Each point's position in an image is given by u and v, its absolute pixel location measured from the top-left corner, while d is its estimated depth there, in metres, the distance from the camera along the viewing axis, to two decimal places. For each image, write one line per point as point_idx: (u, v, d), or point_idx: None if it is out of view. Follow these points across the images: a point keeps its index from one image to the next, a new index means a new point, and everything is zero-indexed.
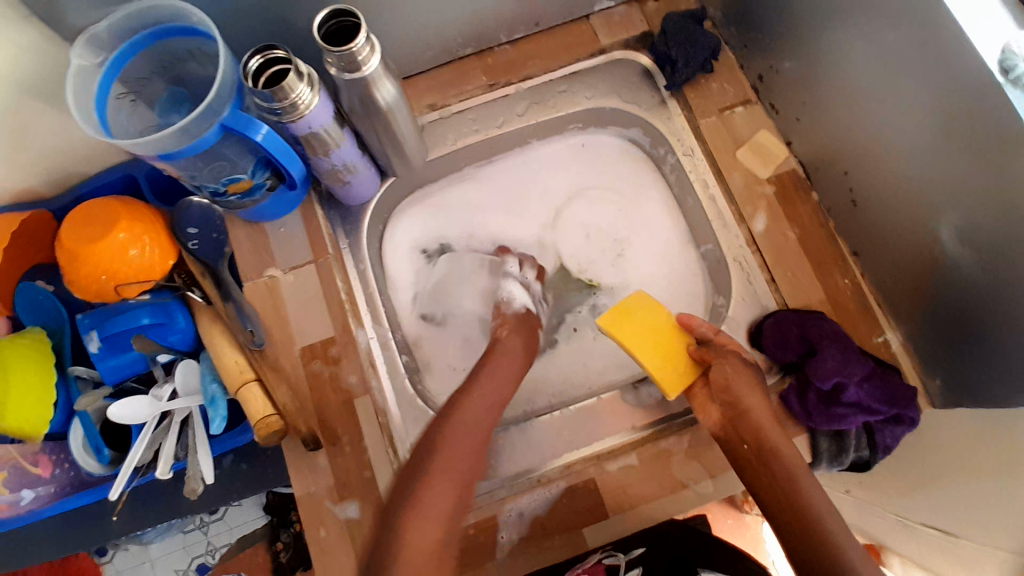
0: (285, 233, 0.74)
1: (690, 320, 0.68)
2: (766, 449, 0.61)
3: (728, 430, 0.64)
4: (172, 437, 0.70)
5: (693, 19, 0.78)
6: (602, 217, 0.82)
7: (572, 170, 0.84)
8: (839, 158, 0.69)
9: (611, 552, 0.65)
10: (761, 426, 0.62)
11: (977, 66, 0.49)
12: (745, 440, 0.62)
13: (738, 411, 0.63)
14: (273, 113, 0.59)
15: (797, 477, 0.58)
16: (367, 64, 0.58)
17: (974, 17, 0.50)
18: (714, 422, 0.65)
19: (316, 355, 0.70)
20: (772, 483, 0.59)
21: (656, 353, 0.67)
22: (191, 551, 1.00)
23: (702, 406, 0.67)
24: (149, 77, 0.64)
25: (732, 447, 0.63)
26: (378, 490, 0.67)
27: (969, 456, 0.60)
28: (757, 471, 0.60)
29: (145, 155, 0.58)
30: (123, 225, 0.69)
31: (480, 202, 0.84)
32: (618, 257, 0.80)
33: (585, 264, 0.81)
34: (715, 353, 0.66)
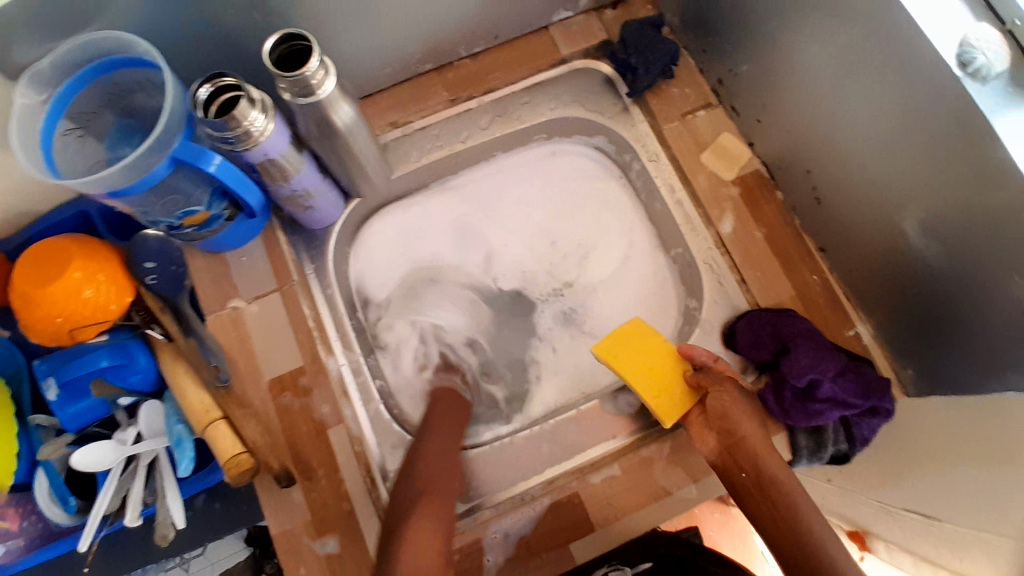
0: (246, 262, 0.72)
1: (689, 348, 0.67)
2: (765, 477, 0.59)
3: (726, 459, 0.62)
4: (137, 484, 0.67)
5: (651, 26, 0.78)
6: (571, 224, 0.81)
7: (537, 181, 0.83)
8: (802, 156, 0.70)
9: (617, 566, 0.65)
10: (758, 453, 0.60)
11: (936, 61, 0.50)
12: (744, 469, 0.61)
13: (732, 438, 0.62)
14: (225, 142, 0.57)
15: (781, 482, 0.58)
16: (322, 87, 0.57)
17: (931, 14, 0.50)
18: (711, 451, 0.64)
19: (287, 387, 0.68)
20: (761, 501, 0.59)
21: (651, 382, 0.65)
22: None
23: (700, 433, 0.65)
24: (97, 110, 0.62)
25: (731, 476, 0.62)
26: (358, 522, 0.65)
27: (946, 446, 0.60)
28: (758, 500, 0.59)
29: (93, 193, 0.55)
30: (78, 265, 0.67)
31: (445, 218, 0.82)
32: (589, 263, 0.80)
33: (557, 274, 0.80)
34: (713, 379, 0.64)
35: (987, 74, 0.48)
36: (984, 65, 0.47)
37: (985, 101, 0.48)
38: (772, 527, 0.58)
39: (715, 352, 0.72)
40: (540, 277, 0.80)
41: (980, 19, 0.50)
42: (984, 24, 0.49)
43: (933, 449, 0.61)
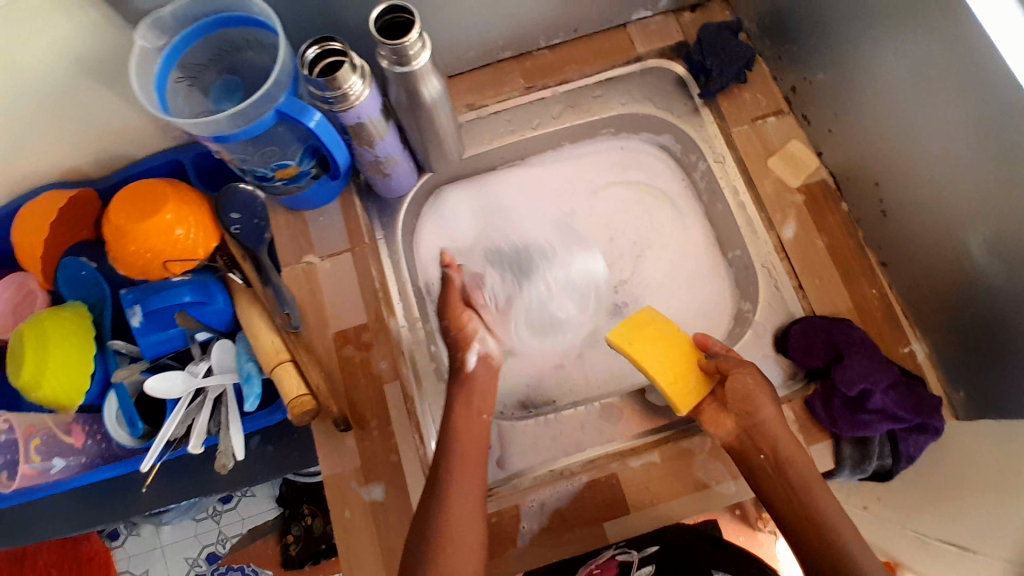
0: (323, 221, 0.77)
1: (705, 339, 0.68)
2: (784, 458, 0.61)
3: (744, 439, 0.63)
4: (202, 415, 0.72)
5: (728, 30, 0.79)
6: (625, 223, 0.83)
7: (597, 176, 0.85)
8: (872, 168, 0.70)
9: (624, 549, 0.68)
10: (778, 436, 0.62)
11: (1008, 78, 0.51)
12: (762, 449, 0.62)
13: (751, 420, 0.63)
14: (325, 102, 0.61)
15: (810, 484, 0.60)
16: (417, 59, 0.61)
17: (1009, 33, 0.51)
18: (727, 433, 0.64)
19: (349, 340, 0.72)
20: (776, 483, 0.60)
21: (665, 370, 0.66)
22: (203, 539, 1.16)
23: (713, 419, 0.66)
24: (205, 65, 0.66)
25: (748, 458, 0.63)
26: (403, 475, 0.68)
27: (994, 468, 0.60)
28: (772, 479, 0.61)
29: (200, 136, 0.60)
30: (171, 207, 0.72)
31: (506, 206, 0.85)
32: (637, 263, 0.82)
33: (607, 271, 0.81)
34: (732, 363, 0.65)
35: None
36: None
37: None
38: (797, 519, 0.58)
39: (764, 353, 0.73)
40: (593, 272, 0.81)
41: None
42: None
43: (978, 472, 0.61)
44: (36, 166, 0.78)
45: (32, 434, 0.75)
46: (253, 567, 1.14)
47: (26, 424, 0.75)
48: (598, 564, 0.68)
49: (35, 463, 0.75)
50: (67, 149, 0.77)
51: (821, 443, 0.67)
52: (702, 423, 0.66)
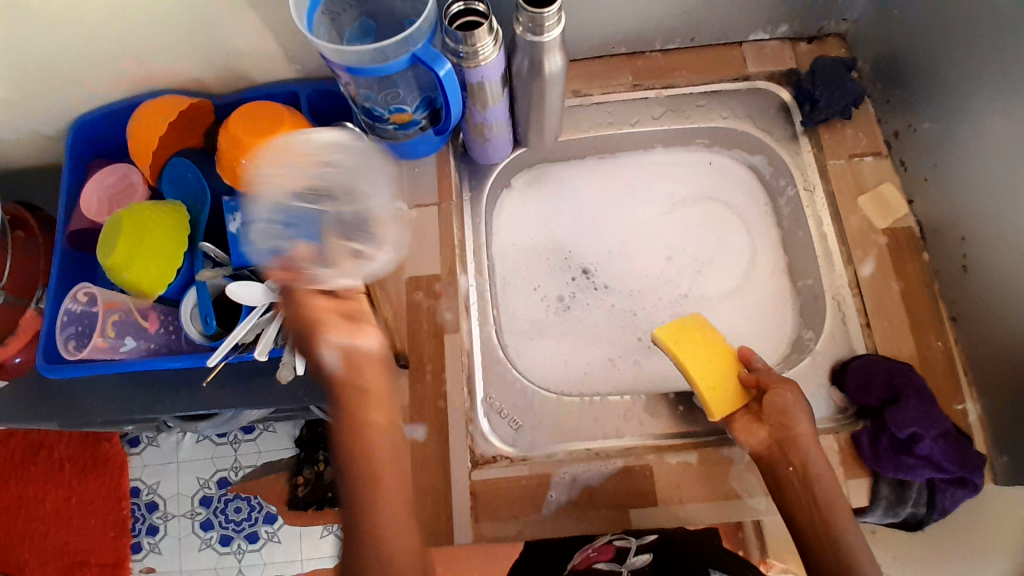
0: (418, 172, 0.80)
1: (750, 354, 0.70)
2: (812, 475, 0.62)
3: (774, 451, 0.64)
4: (273, 326, 0.77)
5: (843, 66, 0.80)
6: (689, 238, 0.85)
7: (665, 191, 0.87)
8: (959, 224, 0.71)
9: (623, 535, 0.66)
10: (810, 455, 0.63)
11: None
12: (791, 463, 0.63)
13: (786, 433, 0.64)
14: (455, 54, 0.65)
15: (834, 505, 0.61)
16: (549, 31, 0.64)
17: None
18: (759, 443, 0.65)
19: (420, 287, 0.76)
20: (801, 496, 0.61)
21: (709, 374, 0.68)
22: (217, 463, 1.21)
23: (744, 429, 0.67)
24: (348, 5, 0.71)
25: (776, 470, 0.64)
26: (448, 421, 0.71)
27: None
28: (799, 494, 0.62)
29: (336, 64, 0.64)
30: (284, 130, 0.77)
31: (581, 195, 0.88)
32: (691, 287, 0.83)
33: (664, 282, 0.83)
34: (773, 378, 0.67)
35: None
36: None
37: None
38: (811, 541, 0.60)
39: (818, 384, 0.73)
40: (649, 281, 0.83)
41: None
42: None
43: None
44: (165, 68, 0.84)
45: (112, 310, 0.81)
46: (259, 501, 1.19)
47: (109, 299, 0.81)
48: (597, 548, 0.65)
49: (109, 337, 0.80)
50: (196, 57, 0.82)
51: (860, 480, 0.67)
52: (732, 431, 0.67)
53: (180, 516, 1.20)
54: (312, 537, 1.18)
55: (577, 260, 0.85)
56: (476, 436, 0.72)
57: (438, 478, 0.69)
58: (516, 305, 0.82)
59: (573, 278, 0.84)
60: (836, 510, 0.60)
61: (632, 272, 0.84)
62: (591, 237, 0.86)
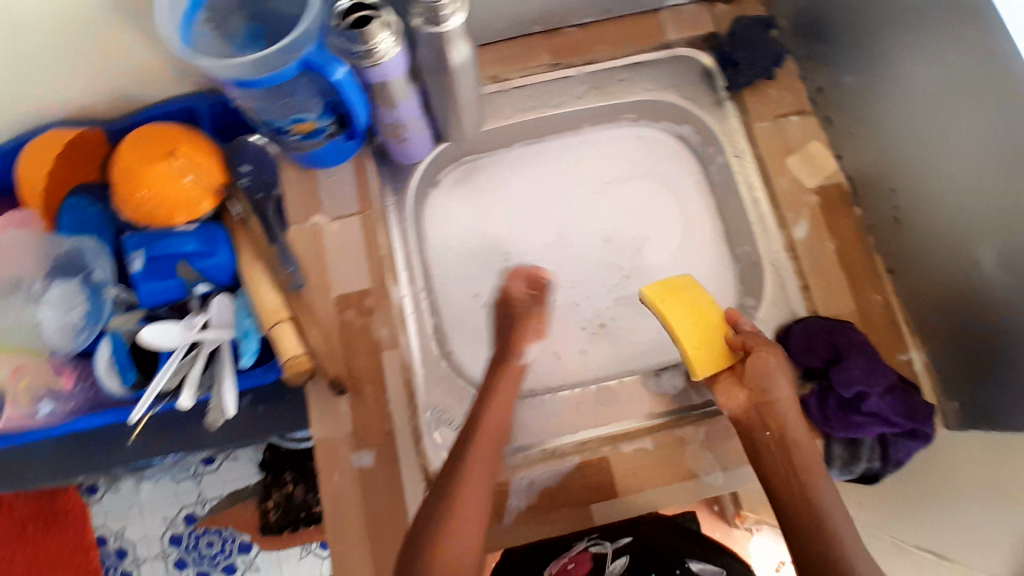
0: (334, 183, 0.76)
1: (737, 316, 0.68)
2: (790, 439, 0.61)
3: (753, 415, 0.64)
4: (197, 366, 0.72)
5: (762, 25, 0.79)
6: (625, 217, 0.82)
7: (591, 173, 0.84)
8: (887, 176, 0.70)
9: (597, 540, 0.74)
10: (786, 417, 0.62)
11: None
12: (769, 427, 0.62)
13: (764, 397, 0.63)
14: (351, 55, 0.60)
15: (811, 467, 0.60)
16: (449, 20, 0.60)
17: None
18: (738, 406, 0.65)
19: (351, 304, 0.72)
20: (778, 460, 0.61)
21: (694, 335, 0.67)
22: (181, 499, 1.12)
23: (726, 391, 0.66)
24: (232, 12, 0.65)
25: (754, 433, 0.63)
26: (396, 444, 0.68)
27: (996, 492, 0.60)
28: (775, 460, 0.61)
29: (221, 79, 0.59)
30: (182, 153, 0.71)
31: (511, 183, 0.84)
32: (631, 268, 0.81)
33: (605, 264, 0.81)
34: (758, 341, 0.65)
35: None
36: None
37: None
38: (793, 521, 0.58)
39: None
40: (589, 267, 0.81)
41: None
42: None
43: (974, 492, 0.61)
44: (46, 99, 0.77)
45: (21, 374, 0.75)
46: (231, 532, 1.11)
47: (14, 363, 0.74)
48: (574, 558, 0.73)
49: (22, 406, 0.74)
50: (76, 84, 0.76)
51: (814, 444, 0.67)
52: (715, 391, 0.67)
53: (154, 558, 1.11)
54: (292, 560, 1.11)
55: (513, 252, 0.82)
56: (428, 454, 0.69)
57: (391, 503, 0.66)
58: (455, 307, 0.79)
59: (511, 270, 0.81)
60: (810, 472, 0.60)
61: (570, 257, 0.82)
62: (526, 226, 0.83)
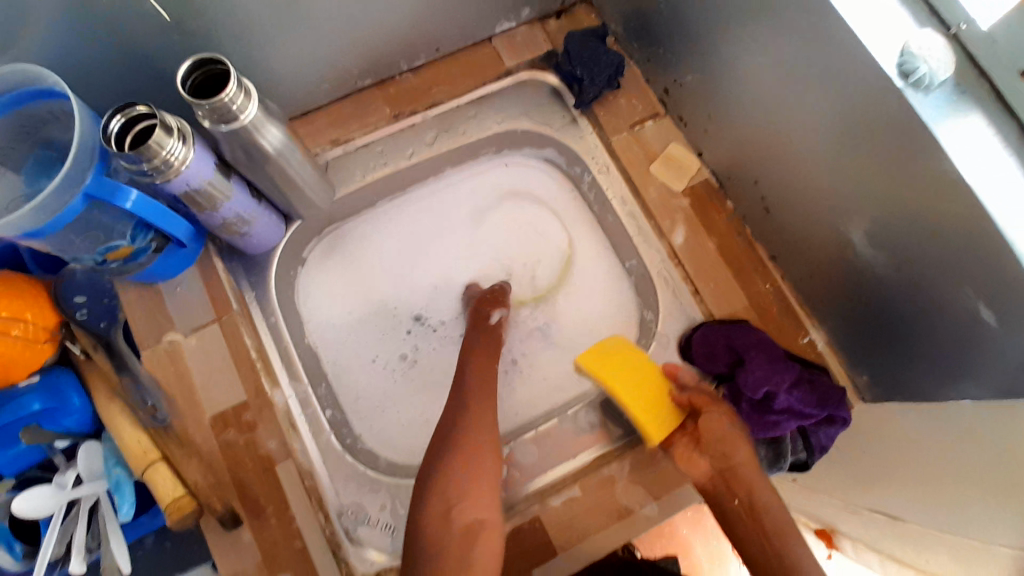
0: (182, 293, 0.69)
1: (674, 369, 0.67)
2: (758, 504, 0.58)
3: (718, 483, 0.61)
4: (80, 528, 0.65)
5: (594, 36, 0.77)
6: (512, 249, 0.79)
7: (465, 214, 0.81)
8: (748, 166, 0.69)
9: None
10: (753, 481, 0.60)
11: (878, 71, 0.47)
12: (736, 495, 0.60)
13: (726, 462, 0.61)
14: (144, 174, 0.53)
15: (785, 530, 0.56)
16: (244, 112, 0.53)
17: (871, 21, 0.47)
18: (701, 475, 0.62)
19: (230, 423, 0.65)
20: (751, 529, 0.58)
21: (639, 400, 0.66)
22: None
23: (685, 457, 0.64)
24: (13, 142, 0.58)
25: (722, 503, 0.60)
26: (312, 561, 0.62)
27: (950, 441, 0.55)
28: (749, 531, 0.58)
29: (5, 236, 0.51)
30: (2, 304, 0.62)
31: (386, 241, 0.80)
32: (529, 305, 0.78)
33: None
34: (705, 399, 0.64)
35: (930, 84, 0.45)
36: (927, 74, 0.44)
37: (932, 113, 0.45)
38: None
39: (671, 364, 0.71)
40: None
41: (923, 24, 0.46)
42: (932, 29, 0.46)
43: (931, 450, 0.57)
44: None
45: None
46: None
47: None
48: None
49: None
50: None
51: None
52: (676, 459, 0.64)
53: None
54: None
55: (405, 313, 0.77)
56: (351, 562, 0.63)
57: None
58: (356, 387, 0.74)
59: (407, 331, 0.77)
60: (754, 490, 0.59)
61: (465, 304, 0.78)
62: (412, 282, 0.78)
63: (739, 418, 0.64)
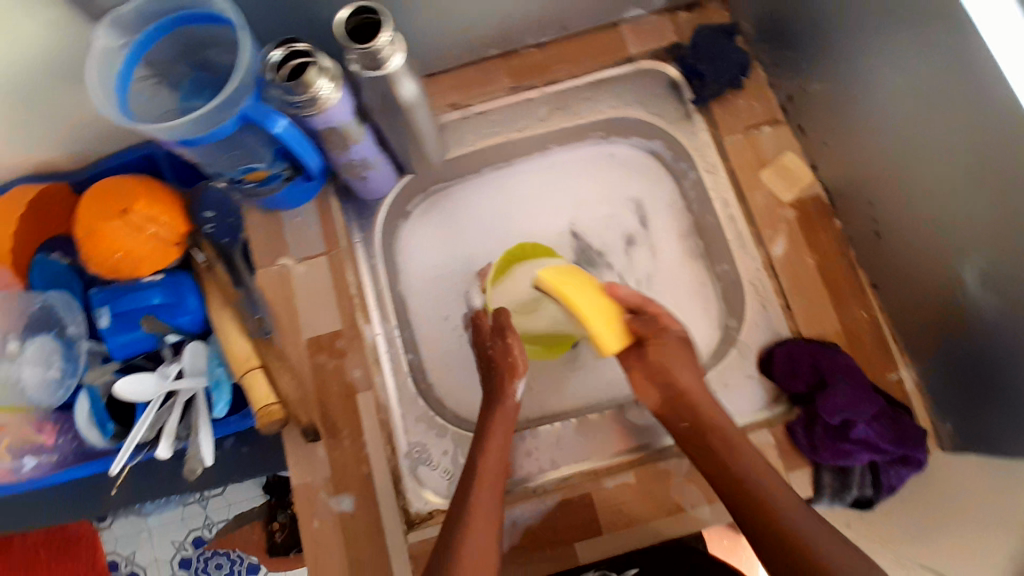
0: (300, 223, 0.75)
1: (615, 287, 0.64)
2: (706, 424, 0.61)
3: (669, 411, 0.63)
4: (173, 417, 0.72)
5: (724, 33, 0.76)
6: (603, 234, 0.80)
7: (563, 193, 0.82)
8: (866, 186, 0.67)
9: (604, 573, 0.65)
10: (699, 407, 0.62)
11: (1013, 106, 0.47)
12: (685, 419, 0.62)
13: (673, 389, 0.63)
14: (292, 106, 0.58)
15: (737, 441, 0.60)
16: (389, 62, 0.57)
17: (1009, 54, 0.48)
18: (653, 403, 0.64)
19: (322, 348, 0.72)
20: (699, 444, 0.61)
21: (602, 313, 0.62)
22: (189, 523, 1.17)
23: (641, 387, 0.65)
24: (171, 62, 0.64)
25: (670, 425, 0.63)
26: (374, 488, 0.68)
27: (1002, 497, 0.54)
28: (698, 449, 0.61)
29: (166, 140, 0.58)
30: (141, 204, 0.70)
31: (483, 208, 0.83)
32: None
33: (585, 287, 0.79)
34: (653, 329, 0.64)
35: None
36: None
37: None
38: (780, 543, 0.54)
39: (749, 375, 0.69)
40: None
41: None
42: None
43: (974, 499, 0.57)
44: (6, 159, 0.77)
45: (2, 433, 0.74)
46: (240, 553, 1.15)
47: None
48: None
49: (5, 462, 0.75)
50: (32, 141, 0.75)
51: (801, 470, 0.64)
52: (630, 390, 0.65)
53: None
54: None
55: None
56: (408, 495, 0.68)
57: (376, 548, 0.66)
58: (435, 341, 0.77)
59: None
60: (713, 413, 0.62)
61: None
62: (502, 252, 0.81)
63: (686, 353, 0.65)
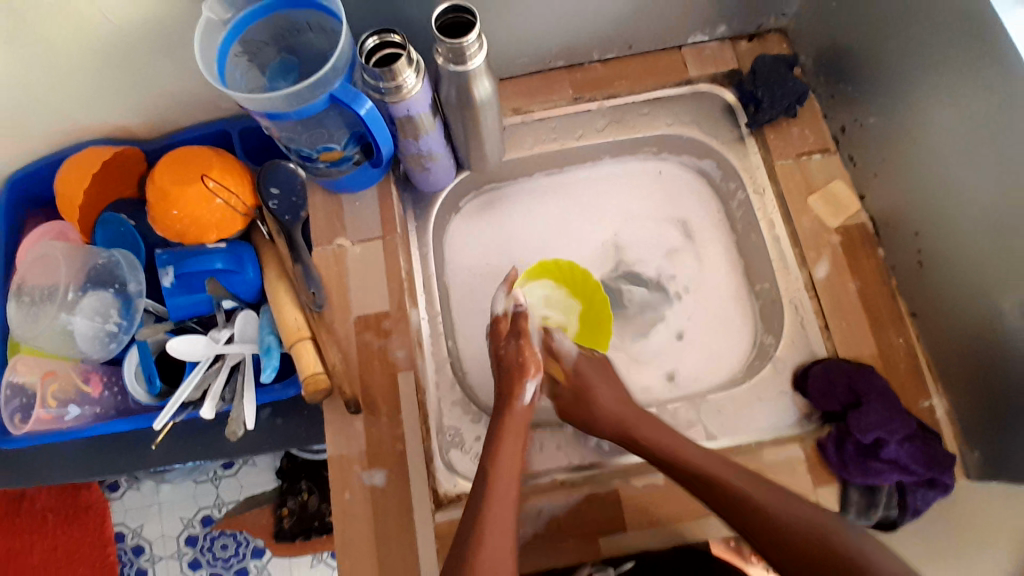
0: (359, 206, 0.78)
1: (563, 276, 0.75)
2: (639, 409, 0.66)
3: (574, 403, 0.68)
4: (219, 378, 0.74)
5: (784, 63, 0.79)
6: (647, 245, 0.83)
7: (614, 203, 0.85)
8: (912, 218, 0.69)
9: (600, 567, 0.64)
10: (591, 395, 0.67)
11: None
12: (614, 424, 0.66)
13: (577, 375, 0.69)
14: (377, 91, 0.63)
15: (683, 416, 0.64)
16: (472, 59, 0.61)
17: None
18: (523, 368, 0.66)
19: (369, 326, 0.73)
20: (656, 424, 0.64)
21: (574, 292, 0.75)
22: (199, 501, 1.12)
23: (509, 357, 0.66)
24: (266, 43, 0.68)
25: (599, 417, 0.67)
26: (408, 466, 0.68)
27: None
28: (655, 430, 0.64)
29: (255, 112, 0.63)
30: (215, 174, 0.75)
31: (530, 210, 0.85)
32: (654, 304, 0.80)
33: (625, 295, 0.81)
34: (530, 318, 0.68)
35: None
36: None
37: None
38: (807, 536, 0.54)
39: (784, 391, 0.71)
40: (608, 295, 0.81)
41: None
42: None
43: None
44: (90, 119, 0.81)
45: (51, 378, 0.77)
46: (245, 537, 1.11)
47: (45, 368, 0.77)
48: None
49: (51, 407, 0.76)
50: (119, 105, 0.79)
51: (830, 486, 0.65)
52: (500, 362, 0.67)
53: (168, 558, 1.11)
54: (303, 568, 1.09)
55: None
56: (438, 476, 0.68)
57: (402, 526, 0.66)
58: (475, 333, 0.79)
59: None
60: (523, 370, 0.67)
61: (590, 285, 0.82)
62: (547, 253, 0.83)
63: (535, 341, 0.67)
